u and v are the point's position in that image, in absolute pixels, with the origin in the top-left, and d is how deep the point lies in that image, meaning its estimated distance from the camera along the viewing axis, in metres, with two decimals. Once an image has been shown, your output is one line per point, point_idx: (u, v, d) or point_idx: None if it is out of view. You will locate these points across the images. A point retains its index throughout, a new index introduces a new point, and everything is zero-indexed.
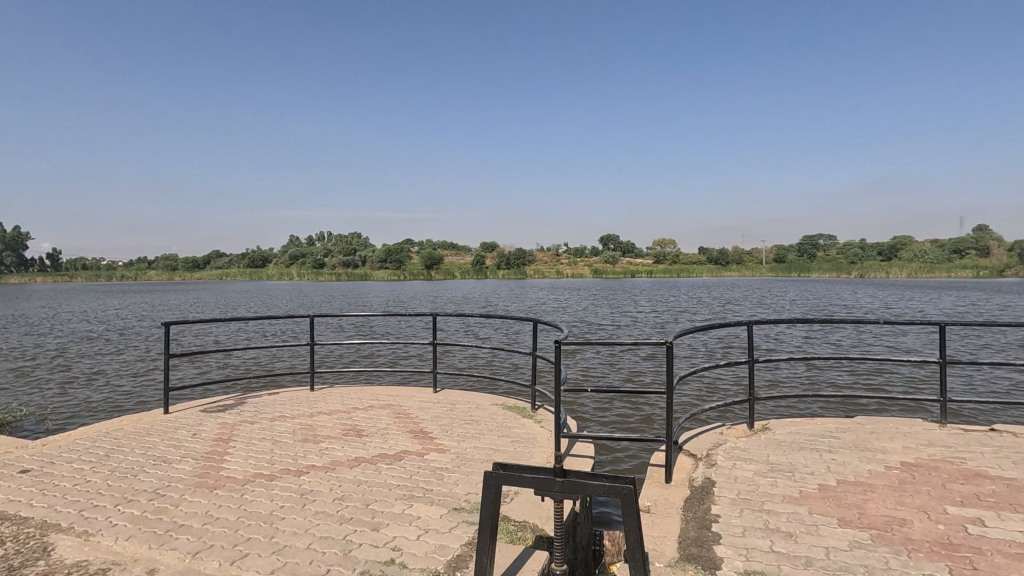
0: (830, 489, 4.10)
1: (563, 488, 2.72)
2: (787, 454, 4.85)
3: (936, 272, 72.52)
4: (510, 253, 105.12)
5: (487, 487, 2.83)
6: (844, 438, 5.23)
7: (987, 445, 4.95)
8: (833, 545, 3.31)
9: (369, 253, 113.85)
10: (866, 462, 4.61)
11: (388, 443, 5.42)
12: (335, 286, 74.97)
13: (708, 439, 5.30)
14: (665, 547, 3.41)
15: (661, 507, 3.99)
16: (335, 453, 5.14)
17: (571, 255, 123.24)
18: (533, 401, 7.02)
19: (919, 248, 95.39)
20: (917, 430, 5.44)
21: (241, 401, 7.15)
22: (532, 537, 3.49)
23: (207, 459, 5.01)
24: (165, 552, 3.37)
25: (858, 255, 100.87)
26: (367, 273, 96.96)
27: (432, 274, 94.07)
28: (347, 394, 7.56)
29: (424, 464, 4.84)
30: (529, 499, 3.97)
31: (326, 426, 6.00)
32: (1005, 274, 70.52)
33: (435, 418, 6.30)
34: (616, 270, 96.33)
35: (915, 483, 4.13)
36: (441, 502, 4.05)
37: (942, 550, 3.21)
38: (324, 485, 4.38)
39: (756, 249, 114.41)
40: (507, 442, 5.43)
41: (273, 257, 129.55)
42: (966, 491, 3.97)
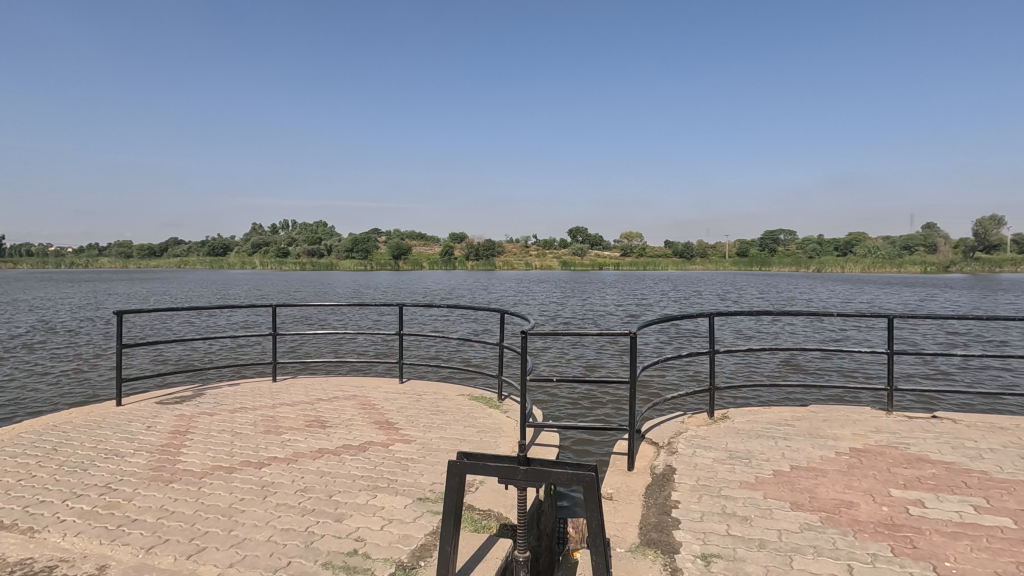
0: (784, 474, 4.26)
1: (527, 476, 2.74)
2: (744, 442, 5.01)
3: (887, 267, 75.37)
4: (479, 245, 104.54)
5: (451, 477, 2.84)
6: (799, 426, 5.43)
7: (929, 431, 5.22)
8: (785, 528, 3.44)
9: (334, 242, 111.88)
10: (818, 448, 4.80)
11: (353, 434, 5.35)
12: (301, 276, 73.42)
13: (671, 428, 5.42)
14: (627, 533, 3.48)
15: (623, 494, 4.07)
16: (297, 445, 5.05)
17: (541, 246, 123.39)
18: (499, 391, 7.02)
19: (872, 244, 98.97)
20: (865, 417, 5.68)
21: (200, 392, 6.94)
22: (497, 525, 3.52)
23: (162, 451, 4.85)
24: (117, 547, 3.26)
25: (817, 250, 104.03)
26: (333, 262, 95.29)
27: (399, 264, 93.08)
28: (312, 385, 7.42)
29: (389, 454, 4.81)
30: (493, 488, 4.00)
31: (290, 418, 5.88)
32: (951, 270, 73.93)
33: (400, 409, 6.25)
34: (584, 262, 97.22)
35: (863, 468, 4.33)
36: (406, 492, 4.03)
37: (887, 530, 3.39)
38: (286, 476, 4.31)
39: (719, 244, 116.65)
40: (473, 432, 5.44)
41: (236, 245, 125.89)
42: (909, 474, 4.18)
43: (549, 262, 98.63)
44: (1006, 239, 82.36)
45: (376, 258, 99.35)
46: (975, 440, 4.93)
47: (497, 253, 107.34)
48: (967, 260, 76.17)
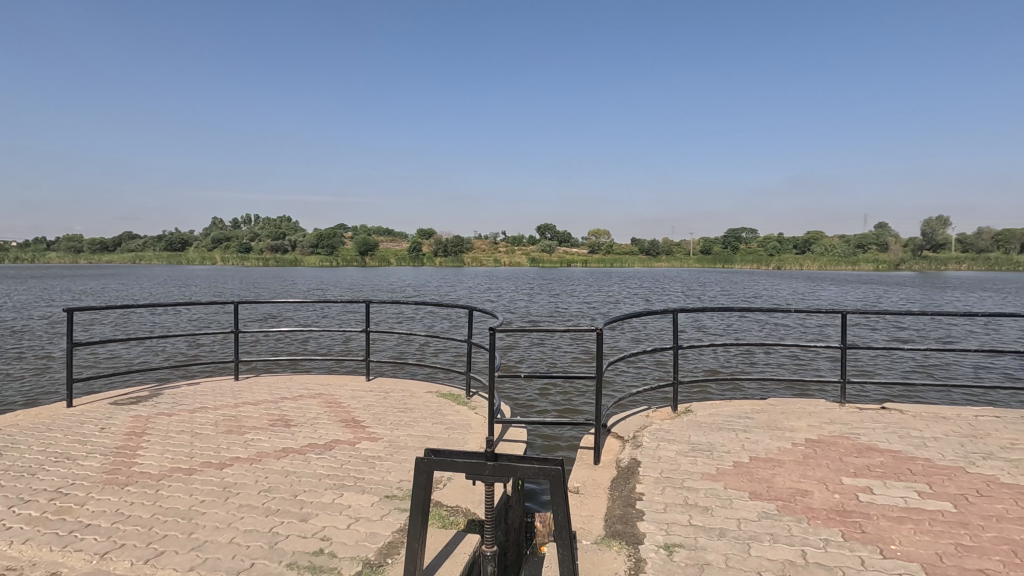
0: (743, 465, 4.41)
1: (494, 471, 2.76)
2: (707, 435, 5.15)
3: (842, 265, 78.15)
4: (447, 240, 103.79)
5: (419, 473, 2.84)
6: (758, 418, 5.62)
7: (878, 422, 5.47)
8: (744, 517, 3.56)
9: (299, 237, 109.42)
10: (775, 439, 4.98)
11: (318, 432, 5.28)
12: (263, 272, 71.53)
13: (636, 422, 5.53)
14: (592, 525, 3.55)
15: (589, 487, 4.14)
16: (261, 444, 4.95)
17: (510, 243, 123.44)
18: (467, 388, 7.02)
19: (827, 243, 102.50)
20: (820, 409, 5.92)
21: (157, 392, 6.72)
22: (464, 521, 3.54)
23: (118, 454, 4.69)
24: (69, 553, 3.15)
25: (777, 248, 106.99)
26: (297, 258, 93.21)
27: (365, 261, 91.66)
28: (275, 384, 7.27)
29: (356, 452, 4.77)
30: (461, 484, 4.01)
31: (252, 417, 5.75)
32: (901, 267, 77.10)
33: (367, 407, 6.19)
34: (553, 259, 97.62)
35: (817, 458, 4.51)
36: (373, 490, 4.01)
37: (838, 517, 3.55)
38: (249, 477, 4.22)
39: (684, 242, 118.69)
40: (441, 429, 5.43)
41: (195, 240, 121.83)
42: (859, 463, 4.38)
43: (517, 259, 98.60)
44: (952, 239, 86.36)
45: (342, 254, 97.61)
46: (921, 430, 5.19)
47: (466, 249, 106.86)
48: (917, 258, 79.56)
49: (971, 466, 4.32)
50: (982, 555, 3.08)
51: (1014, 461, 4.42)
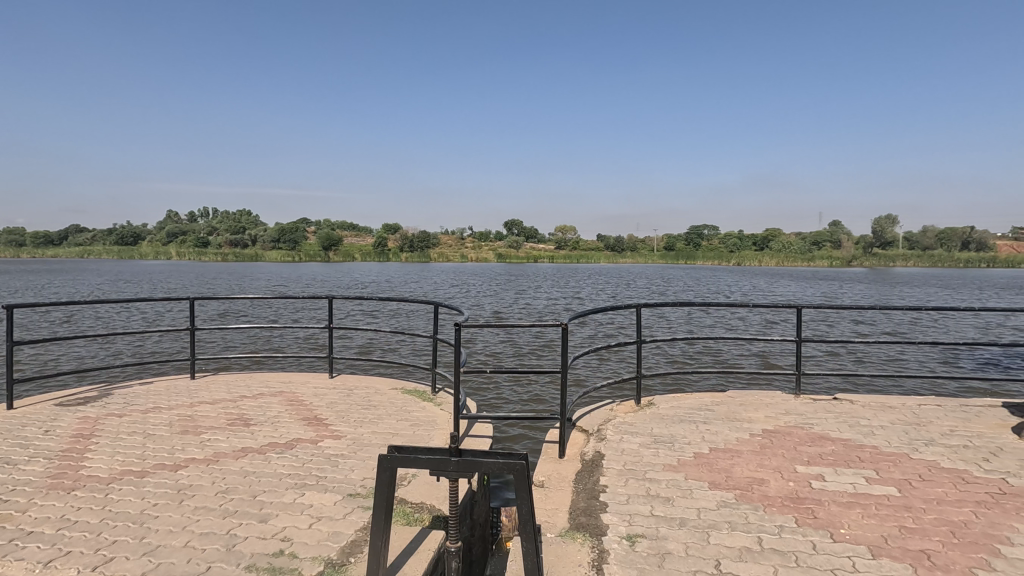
0: (703, 456, 4.53)
1: (458, 467, 2.75)
2: (669, 427, 5.26)
3: (798, 261, 80.87)
4: (413, 236, 102.85)
5: (382, 471, 2.80)
6: (718, 410, 5.77)
7: (830, 411, 5.70)
8: (703, 506, 3.66)
9: (260, 232, 106.51)
10: (734, 430, 5.13)
11: (279, 431, 5.16)
12: (222, 266, 69.39)
13: (601, 415, 5.60)
14: (557, 518, 3.58)
15: (554, 480, 4.17)
16: (218, 444, 4.80)
17: (476, 239, 123.13)
18: (433, 383, 6.97)
19: (784, 239, 106.00)
20: (776, 401, 6.12)
21: (107, 393, 6.43)
22: (429, 517, 3.52)
23: (62, 457, 4.47)
24: (8, 564, 2.99)
25: (737, 245, 109.90)
26: (258, 253, 90.71)
27: (329, 256, 89.87)
28: (234, 382, 7.06)
29: (319, 451, 4.68)
30: (426, 480, 3.99)
31: (209, 417, 5.57)
32: (853, 263, 80.33)
33: (330, 404, 6.08)
34: (520, 254, 97.87)
35: (774, 448, 4.67)
36: (336, 489, 3.94)
37: (792, 504, 3.68)
38: (206, 478, 4.09)
39: (648, 238, 120.61)
40: (407, 426, 5.38)
41: (148, 234, 116.99)
42: (812, 452, 4.56)
43: (484, 254, 98.39)
44: (900, 237, 90.38)
45: (305, 249, 95.51)
46: (869, 419, 5.44)
47: (433, 244, 106.36)
48: (868, 255, 83.00)
49: (915, 452, 4.55)
50: (923, 536, 3.25)
51: (953, 447, 4.67)
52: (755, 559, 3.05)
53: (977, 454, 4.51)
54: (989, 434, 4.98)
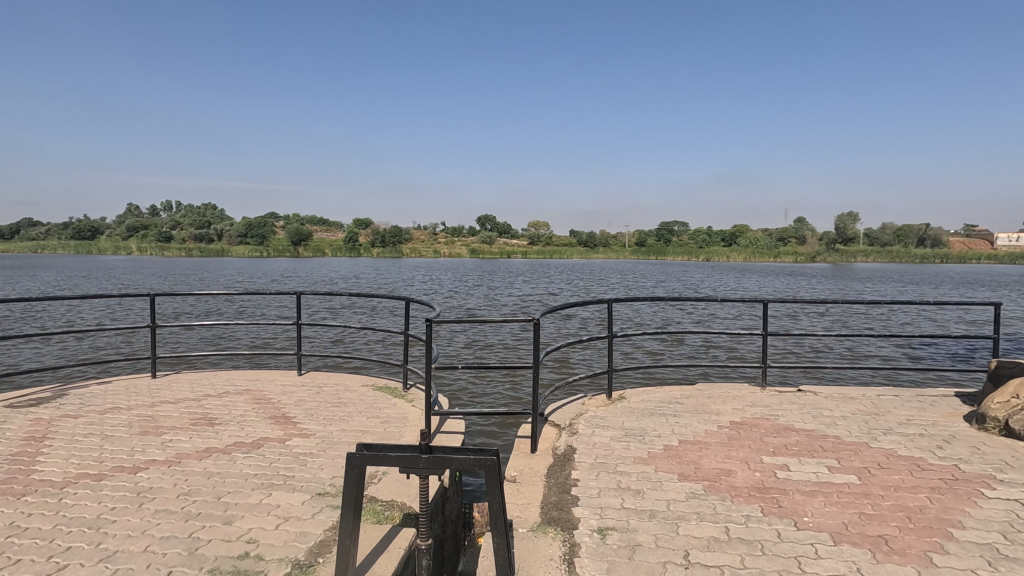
0: (672, 448, 4.59)
1: (428, 464, 2.71)
2: (639, 420, 5.32)
3: (766, 256, 82.85)
4: (384, 231, 101.71)
5: (350, 469, 2.75)
6: (687, 403, 5.87)
7: (794, 403, 5.85)
8: (672, 498, 3.71)
9: (225, 227, 103.69)
10: (703, 423, 5.22)
11: (245, 430, 5.03)
12: (186, 262, 67.20)
13: (572, 410, 5.63)
14: (528, 513, 3.58)
15: (526, 475, 4.17)
16: (181, 445, 4.66)
17: (449, 234, 122.41)
18: (404, 379, 6.90)
19: (751, 236, 108.41)
20: (743, 393, 6.25)
21: (62, 393, 6.16)
22: (400, 515, 3.48)
23: (12, 462, 4.26)
24: None
25: (706, 241, 112.04)
26: (224, 248, 88.36)
27: (298, 251, 88.07)
28: (198, 381, 6.85)
29: (286, 450, 4.58)
30: (397, 477, 3.94)
31: (172, 417, 5.40)
32: (816, 259, 82.70)
33: (299, 402, 5.96)
34: (493, 249, 97.83)
35: (740, 439, 4.76)
36: (304, 488, 3.86)
37: (758, 494, 3.76)
38: (167, 480, 3.96)
39: (619, 233, 121.90)
40: (377, 423, 5.31)
41: (106, 229, 112.70)
42: (777, 443, 4.67)
43: (457, 249, 97.97)
44: (860, 233, 93.45)
45: (272, 244, 93.41)
46: (831, 410, 5.60)
47: (405, 240, 105.46)
48: (830, 252, 85.58)
49: (874, 441, 4.70)
50: (881, 522, 3.36)
51: (909, 435, 4.85)
52: (722, 549, 3.11)
53: (932, 442, 4.69)
54: (942, 422, 5.19)
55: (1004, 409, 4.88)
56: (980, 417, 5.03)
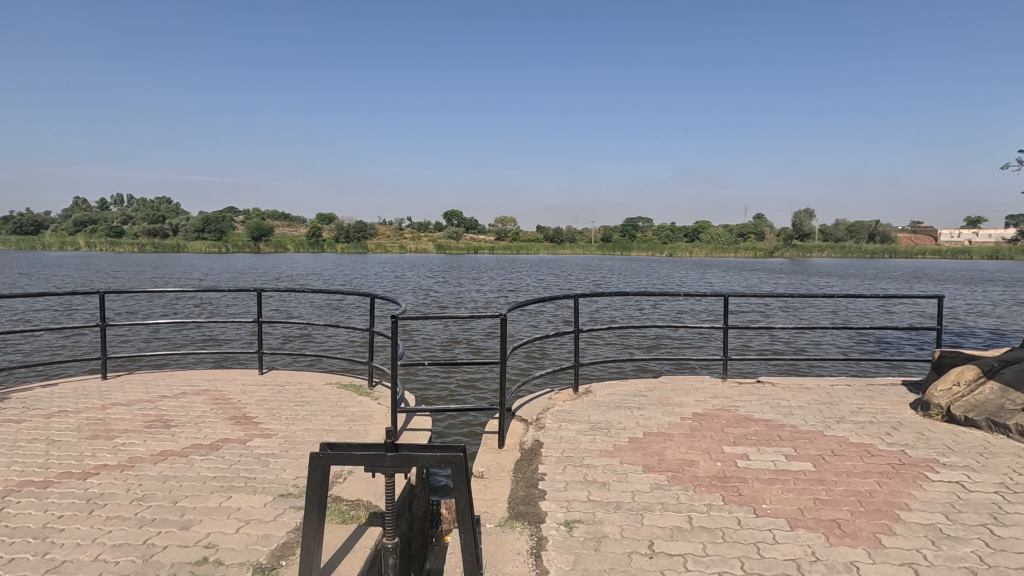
0: (637, 441, 4.67)
1: (394, 462, 2.67)
2: (605, 414, 5.39)
3: (728, 251, 84.85)
4: (349, 227, 99.82)
5: (313, 470, 2.69)
6: (651, 396, 5.97)
7: (753, 394, 6.04)
8: (637, 489, 3.78)
9: (181, 222, 100.16)
10: (666, 415, 5.33)
11: (203, 432, 4.87)
12: (140, 258, 64.56)
13: (539, 405, 5.66)
14: (496, 509, 3.59)
15: (493, 471, 4.17)
16: (134, 449, 4.47)
17: (415, 229, 121.14)
18: (369, 377, 6.80)
19: (713, 232, 110.92)
20: (705, 385, 6.41)
21: (3, 397, 5.83)
22: (365, 514, 3.43)
23: None
24: None
25: (670, 237, 114.14)
26: (179, 244, 85.05)
27: (259, 246, 85.72)
28: (153, 382, 6.59)
29: (247, 451, 4.46)
30: (362, 476, 3.88)
31: (124, 419, 5.18)
32: (775, 254, 85.33)
33: (260, 402, 5.81)
34: (460, 245, 97.46)
35: (703, 430, 4.88)
36: (266, 490, 3.77)
37: (719, 483, 3.86)
38: (120, 486, 3.80)
39: (585, 229, 122.93)
40: (342, 421, 5.23)
41: (51, 224, 106.95)
42: (737, 433, 4.80)
43: (423, 245, 97.01)
44: (815, 229, 96.86)
45: (232, 240, 90.68)
46: (788, 400, 5.80)
47: (370, 235, 103.70)
48: (788, 247, 88.27)
49: (828, 430, 4.89)
50: (835, 506, 3.51)
51: (860, 423, 5.07)
52: (685, 538, 3.18)
53: (881, 429, 4.90)
54: (891, 410, 5.44)
55: (946, 397, 5.17)
56: (925, 404, 5.30)
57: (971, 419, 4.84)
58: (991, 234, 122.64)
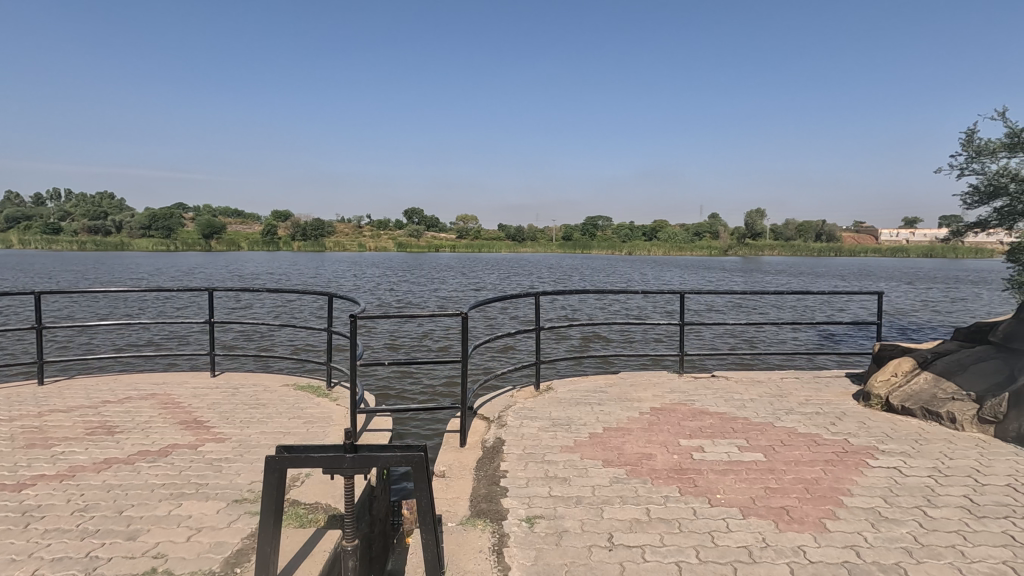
0: (598, 436, 4.75)
1: (353, 463, 2.64)
2: (566, 410, 5.45)
3: (684, 251, 86.99)
4: (306, 225, 97.29)
5: (269, 473, 2.63)
6: (611, 391, 6.08)
7: (708, 388, 6.23)
8: (597, 483, 3.85)
9: (125, 218, 95.50)
10: (625, 410, 5.44)
11: (151, 438, 4.67)
12: (79, 257, 61.06)
13: (501, 402, 5.67)
14: (457, 507, 3.58)
15: (454, 469, 4.15)
16: (75, 457, 4.24)
17: (375, 228, 119.17)
18: (328, 377, 6.66)
19: (670, 231, 113.56)
20: (663, 380, 6.58)
21: None
22: (325, 517, 3.36)
23: None
24: None
25: (629, 236, 116.22)
26: (123, 241, 80.94)
27: (210, 244, 82.58)
28: (95, 386, 6.27)
29: (199, 457, 4.30)
30: (321, 479, 3.81)
31: (64, 427, 4.91)
32: (728, 253, 88.04)
33: (213, 405, 5.60)
34: (422, 244, 96.77)
35: (661, 424, 5.01)
36: (219, 496, 3.65)
37: (676, 475, 3.97)
38: (59, 497, 3.60)
39: (546, 228, 123.78)
40: (299, 423, 5.11)
41: None
42: (693, 426, 4.95)
43: (382, 244, 95.60)
44: (766, 229, 100.44)
45: (180, 237, 87.01)
46: (741, 393, 6.01)
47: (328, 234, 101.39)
48: (741, 247, 91.23)
49: (777, 421, 5.10)
50: (784, 494, 3.66)
51: (807, 414, 5.30)
52: (643, 530, 3.25)
53: (827, 419, 5.14)
54: (835, 400, 5.72)
55: (885, 387, 5.46)
56: (866, 394, 5.58)
57: (908, 408, 5.13)
58: (926, 233, 130.24)
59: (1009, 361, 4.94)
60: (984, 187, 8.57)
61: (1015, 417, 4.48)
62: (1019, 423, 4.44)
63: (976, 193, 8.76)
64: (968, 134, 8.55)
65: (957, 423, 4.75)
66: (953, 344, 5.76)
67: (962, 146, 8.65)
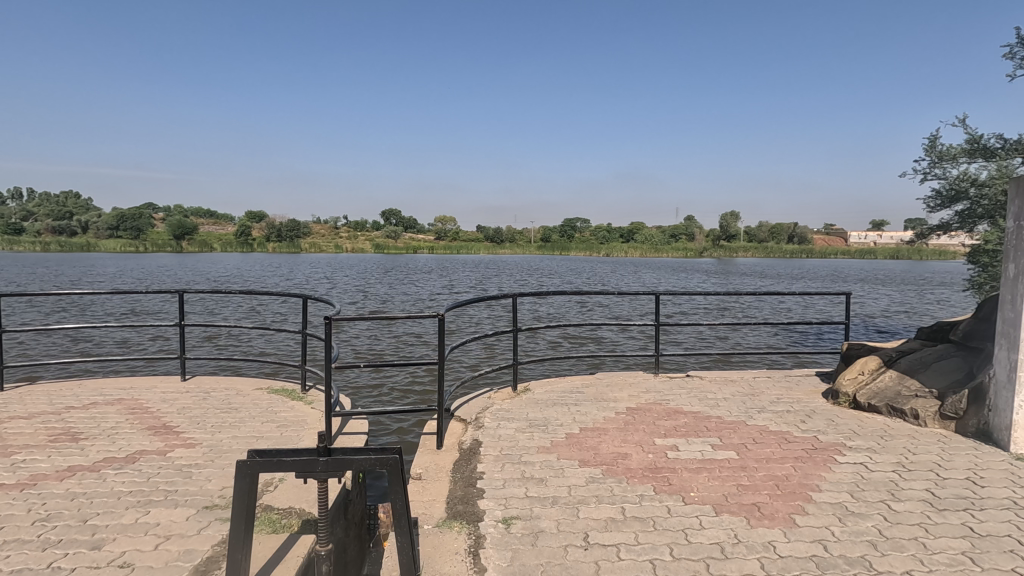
0: (574, 436, 4.78)
1: (327, 467, 2.61)
2: (543, 411, 5.47)
3: (661, 253, 88.32)
4: (281, 226, 95.86)
5: (241, 477, 2.58)
6: (587, 392, 6.13)
7: (683, 387, 6.32)
8: (574, 483, 3.87)
9: (92, 218, 92.75)
10: (601, 410, 5.48)
11: (118, 444, 4.54)
12: (40, 257, 58.75)
13: (478, 404, 5.67)
14: (434, 509, 3.57)
15: (431, 472, 4.14)
16: (37, 466, 4.10)
17: (352, 228, 118.08)
18: (303, 380, 6.57)
19: (647, 232, 114.85)
20: (638, 380, 6.65)
21: None
22: (298, 522, 3.31)
23: None
24: None
25: (606, 237, 117.35)
26: (90, 241, 78.52)
27: (182, 245, 80.64)
28: (58, 392, 6.07)
29: (168, 463, 4.20)
30: (295, 483, 3.75)
31: (26, 434, 4.75)
32: (704, 254, 89.36)
33: (183, 410, 5.48)
34: (400, 244, 96.10)
35: (636, 424, 5.07)
36: (189, 502, 3.57)
37: (651, 474, 4.02)
38: (20, 506, 3.48)
39: (525, 229, 124.11)
40: (273, 427, 5.03)
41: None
42: (668, 425, 5.02)
43: (359, 244, 94.67)
44: (740, 231, 102.51)
45: (150, 238, 84.74)
46: (715, 392, 6.11)
47: (304, 234, 99.96)
48: (716, 249, 92.82)
49: (749, 419, 5.20)
50: (755, 491, 3.74)
51: (778, 412, 5.41)
52: (618, 528, 3.28)
53: (797, 417, 5.27)
54: (805, 398, 5.86)
55: (852, 385, 5.63)
56: (835, 393, 5.74)
57: (874, 405, 5.29)
58: (892, 235, 134.38)
59: (968, 359, 5.11)
60: (945, 191, 8.88)
61: (973, 413, 4.63)
62: (978, 419, 4.58)
63: (938, 197, 9.07)
64: (930, 140, 8.85)
65: (920, 419, 4.91)
66: (916, 343, 5.94)
67: (925, 152, 8.93)
